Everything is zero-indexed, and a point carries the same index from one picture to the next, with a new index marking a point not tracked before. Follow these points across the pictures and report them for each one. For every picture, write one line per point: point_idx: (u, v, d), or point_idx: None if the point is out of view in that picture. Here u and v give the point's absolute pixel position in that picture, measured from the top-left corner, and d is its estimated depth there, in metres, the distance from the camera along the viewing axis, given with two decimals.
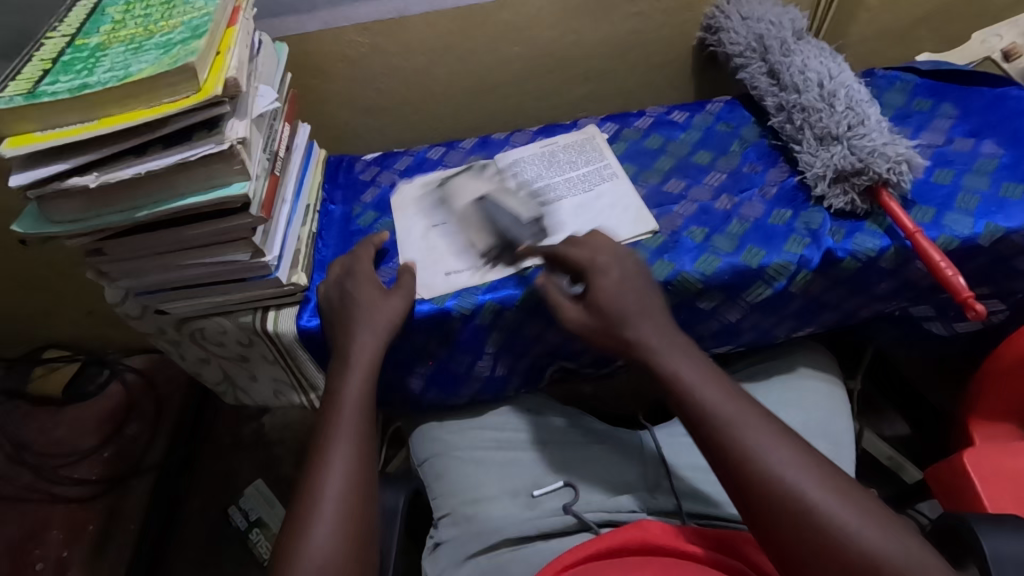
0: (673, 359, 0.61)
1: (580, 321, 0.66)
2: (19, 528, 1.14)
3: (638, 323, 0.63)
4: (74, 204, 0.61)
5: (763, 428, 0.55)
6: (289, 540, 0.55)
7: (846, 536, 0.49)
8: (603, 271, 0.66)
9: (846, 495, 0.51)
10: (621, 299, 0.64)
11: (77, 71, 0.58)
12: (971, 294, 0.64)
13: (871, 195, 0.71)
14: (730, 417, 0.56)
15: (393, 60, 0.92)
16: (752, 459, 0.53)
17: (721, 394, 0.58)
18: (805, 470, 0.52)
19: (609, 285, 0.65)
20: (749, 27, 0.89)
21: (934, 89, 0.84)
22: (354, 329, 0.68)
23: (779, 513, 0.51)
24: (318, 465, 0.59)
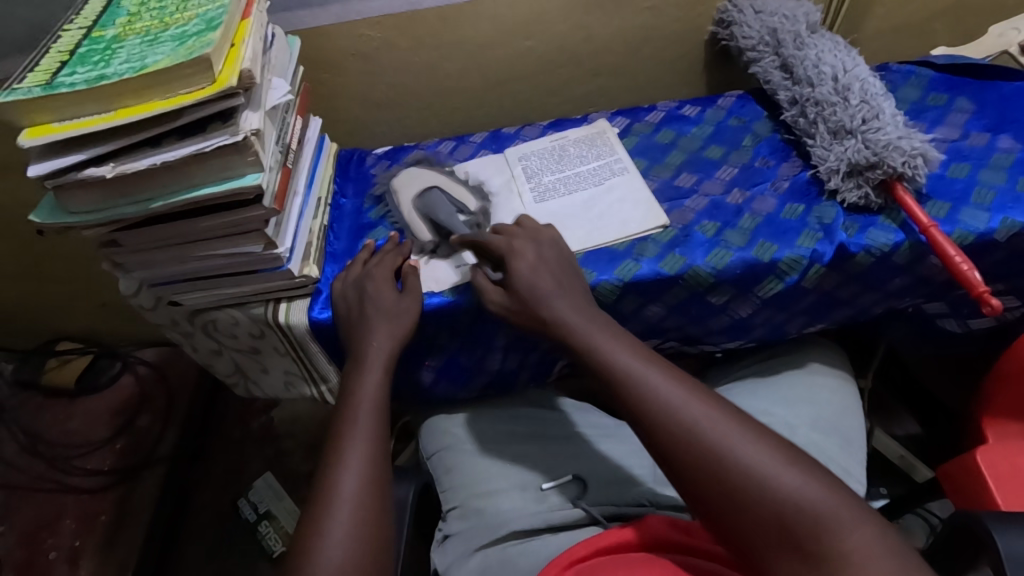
0: (591, 327, 0.60)
1: (501, 303, 0.66)
2: (32, 517, 1.16)
3: (547, 300, 0.63)
4: (90, 195, 0.61)
5: (675, 386, 0.54)
6: (307, 536, 0.55)
7: (761, 485, 0.47)
8: (519, 255, 0.66)
9: (764, 444, 0.50)
10: (531, 279, 0.64)
11: (94, 62, 0.59)
12: (987, 289, 0.63)
13: (885, 190, 0.71)
14: (643, 378, 0.55)
15: (405, 55, 0.92)
16: (664, 419, 0.52)
17: (636, 356, 0.57)
18: (719, 421, 0.51)
19: (524, 267, 0.65)
20: (762, 20, 0.88)
21: (949, 84, 0.83)
22: (371, 325, 0.69)
23: (691, 466, 0.50)
24: (335, 462, 0.59)
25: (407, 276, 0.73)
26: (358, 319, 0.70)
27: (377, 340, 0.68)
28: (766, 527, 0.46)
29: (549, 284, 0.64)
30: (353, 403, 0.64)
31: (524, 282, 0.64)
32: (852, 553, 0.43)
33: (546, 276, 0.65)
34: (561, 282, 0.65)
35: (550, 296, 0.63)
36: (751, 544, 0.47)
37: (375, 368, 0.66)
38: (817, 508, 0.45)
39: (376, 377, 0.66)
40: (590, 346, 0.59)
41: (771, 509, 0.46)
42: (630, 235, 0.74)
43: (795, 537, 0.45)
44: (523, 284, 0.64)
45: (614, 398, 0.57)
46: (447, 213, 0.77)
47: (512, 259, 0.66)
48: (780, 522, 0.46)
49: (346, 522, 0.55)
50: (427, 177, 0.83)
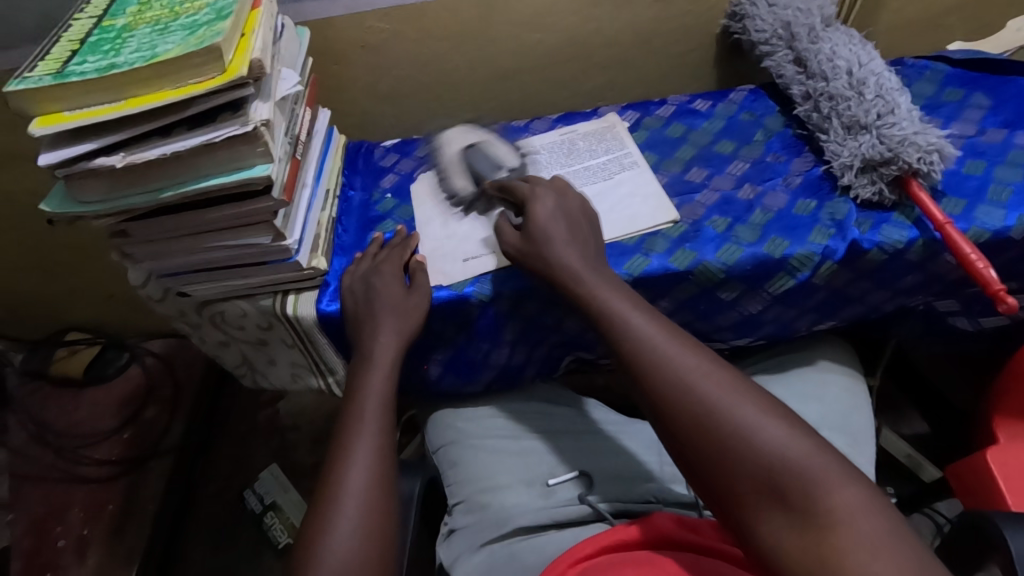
0: (596, 282, 0.61)
1: (515, 245, 0.67)
2: (41, 506, 1.17)
3: (555, 247, 0.64)
4: (100, 185, 0.61)
5: (673, 339, 0.55)
6: (314, 533, 0.55)
7: (747, 436, 0.47)
8: (540, 200, 0.68)
9: (754, 401, 0.49)
10: (546, 227, 0.65)
11: (104, 51, 0.59)
12: (1003, 287, 0.62)
13: (899, 186, 0.70)
14: (641, 329, 0.56)
15: (414, 47, 0.92)
16: (657, 367, 0.53)
17: (636, 311, 0.58)
18: (716, 377, 0.51)
19: (542, 212, 0.66)
20: (775, 13, 0.87)
21: (965, 79, 0.82)
22: (378, 320, 0.69)
23: (679, 415, 0.50)
24: (342, 459, 0.59)
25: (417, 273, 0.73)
26: (365, 314, 0.70)
27: (384, 335, 0.68)
28: (749, 478, 0.46)
29: (560, 233, 0.65)
30: (360, 398, 0.64)
31: (541, 226, 0.65)
32: (839, 510, 0.42)
33: (562, 225, 0.66)
34: (572, 231, 0.66)
35: (557, 246, 0.64)
36: (733, 495, 0.46)
37: (382, 364, 0.66)
38: (802, 464, 0.45)
39: (383, 373, 0.66)
40: (593, 300, 0.60)
41: (755, 460, 0.46)
42: (640, 230, 0.74)
43: (779, 488, 0.45)
44: (539, 229, 0.65)
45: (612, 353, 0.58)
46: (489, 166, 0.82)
47: (538, 198, 0.68)
48: (763, 473, 0.45)
49: (353, 518, 0.55)
50: (471, 137, 0.89)
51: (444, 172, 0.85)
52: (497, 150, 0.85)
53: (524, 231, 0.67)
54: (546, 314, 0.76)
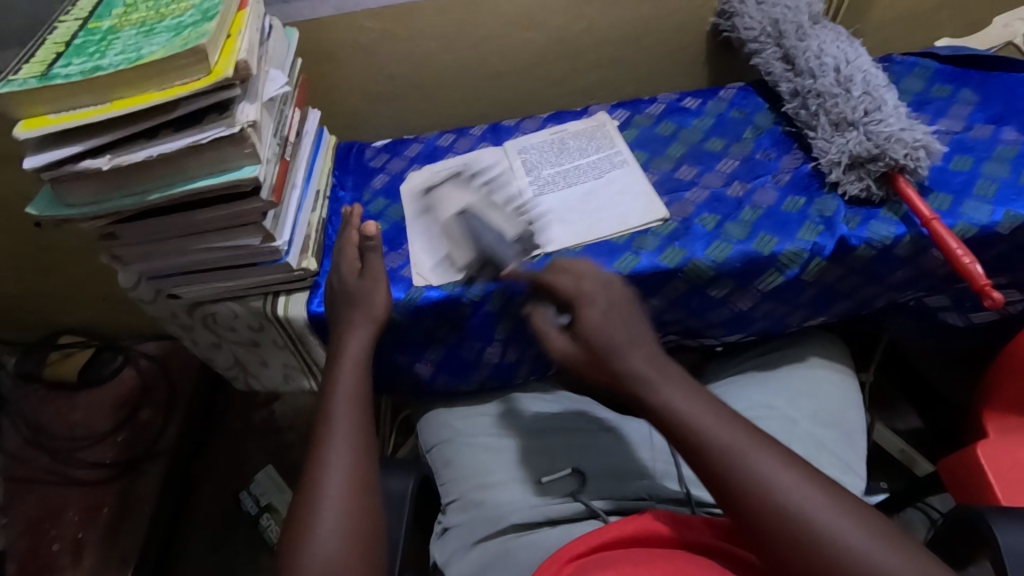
0: (662, 381, 0.56)
1: (565, 350, 0.61)
2: (35, 509, 1.17)
3: (620, 351, 0.57)
4: (87, 187, 0.61)
5: (762, 454, 0.51)
6: (298, 534, 0.55)
7: (858, 562, 0.46)
8: (590, 302, 0.61)
9: (859, 520, 0.48)
10: (603, 331, 0.58)
11: (89, 53, 0.59)
12: (989, 282, 0.63)
13: (887, 182, 0.70)
14: (730, 444, 0.51)
15: (404, 46, 0.92)
16: (756, 490, 0.49)
17: (714, 416, 0.53)
18: (810, 493, 0.49)
19: (596, 317, 0.59)
20: (764, 11, 0.87)
21: (953, 75, 0.82)
22: (365, 317, 0.69)
23: (784, 543, 0.48)
24: (322, 460, 0.59)
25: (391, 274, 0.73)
26: (351, 313, 0.70)
27: (371, 332, 0.68)
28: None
29: (622, 336, 0.58)
30: (341, 395, 0.64)
31: (593, 331, 0.59)
32: None
33: (620, 327, 0.59)
34: (630, 343, 0.58)
35: (624, 349, 0.58)
36: None
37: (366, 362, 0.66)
38: None
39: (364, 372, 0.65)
40: (665, 405, 0.55)
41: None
42: (630, 228, 0.74)
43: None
44: (594, 334, 0.58)
45: (694, 466, 0.53)
46: (492, 235, 0.72)
47: (584, 305, 0.60)
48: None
49: (335, 519, 0.55)
50: (465, 195, 0.79)
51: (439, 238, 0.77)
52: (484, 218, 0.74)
53: (574, 334, 0.61)
54: None
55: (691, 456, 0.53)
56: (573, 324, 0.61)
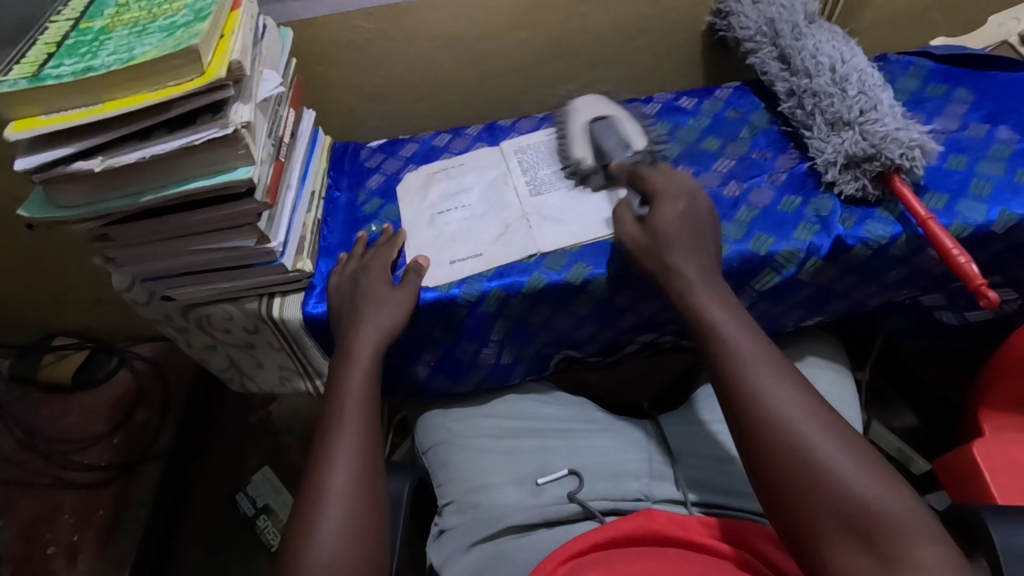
0: (700, 289, 0.61)
1: (632, 236, 0.67)
2: (30, 512, 1.16)
3: (673, 247, 0.63)
4: (79, 189, 0.61)
5: (775, 371, 0.54)
6: (299, 536, 0.55)
7: (837, 479, 0.48)
8: (670, 199, 0.66)
9: (850, 446, 0.50)
10: (671, 226, 0.64)
11: (81, 54, 0.58)
12: (984, 282, 0.63)
13: (882, 182, 0.70)
14: (747, 355, 0.56)
15: (399, 46, 0.92)
16: (756, 400, 0.53)
17: (740, 328, 0.58)
18: (807, 411, 0.52)
19: (670, 213, 0.65)
20: (760, 10, 0.87)
21: (948, 74, 0.82)
22: (361, 319, 0.68)
23: (770, 452, 0.51)
24: (324, 461, 0.59)
25: (402, 280, 0.72)
26: (348, 315, 0.70)
27: (367, 332, 0.67)
28: (837, 526, 0.46)
29: (686, 239, 0.64)
30: (343, 395, 0.64)
31: (663, 226, 0.64)
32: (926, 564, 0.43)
33: (687, 230, 0.64)
34: (694, 240, 0.64)
35: (679, 245, 0.63)
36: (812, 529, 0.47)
37: (361, 363, 0.65)
38: (894, 511, 0.46)
39: (362, 372, 0.65)
40: (697, 310, 0.60)
41: (846, 510, 0.46)
42: None
43: (869, 539, 0.45)
44: (663, 227, 0.64)
45: (709, 369, 0.58)
46: (615, 140, 0.77)
47: (660, 200, 0.66)
48: (853, 525, 0.46)
49: (337, 521, 0.55)
50: (604, 108, 0.82)
51: (567, 137, 0.82)
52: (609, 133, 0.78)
53: (645, 224, 0.66)
54: (532, 314, 0.76)
55: (709, 359, 0.58)
56: (646, 217, 0.66)
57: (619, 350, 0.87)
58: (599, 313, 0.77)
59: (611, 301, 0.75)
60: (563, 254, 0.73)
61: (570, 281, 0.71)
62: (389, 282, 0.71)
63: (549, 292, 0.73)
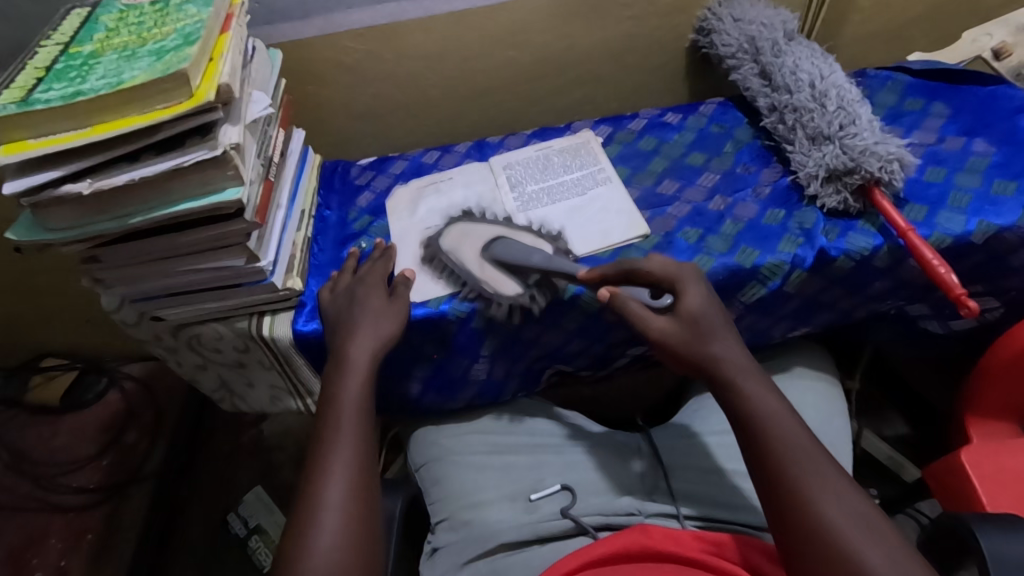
0: (744, 376, 0.59)
1: (664, 330, 0.62)
2: (16, 537, 1.14)
3: (718, 336, 0.60)
4: (67, 212, 0.61)
5: (820, 475, 0.52)
6: (292, 549, 0.54)
7: None
8: (690, 288, 0.63)
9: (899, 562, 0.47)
10: (707, 315, 0.61)
11: (70, 79, 0.59)
12: (964, 291, 0.64)
13: (863, 195, 0.72)
14: (794, 460, 0.53)
15: (388, 66, 0.93)
16: (806, 510, 0.51)
17: (785, 423, 0.55)
18: (857, 526, 0.49)
19: (699, 301, 0.62)
20: (741, 28, 0.89)
21: (926, 89, 0.84)
22: (354, 327, 0.68)
23: (820, 568, 0.49)
24: (318, 473, 0.58)
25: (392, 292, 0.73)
26: (338, 330, 0.69)
27: (360, 341, 0.67)
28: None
29: (720, 324, 0.61)
30: (337, 404, 0.63)
31: (695, 312, 0.61)
32: None
33: (715, 318, 0.61)
34: (732, 329, 0.61)
35: (722, 333, 0.61)
36: None
37: (356, 372, 0.65)
38: None
39: (357, 382, 0.65)
40: (741, 399, 0.57)
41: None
42: (614, 244, 0.75)
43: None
44: (700, 316, 0.61)
45: (751, 461, 0.56)
46: (585, 206, 0.77)
47: (686, 286, 0.63)
48: None
49: (332, 533, 0.54)
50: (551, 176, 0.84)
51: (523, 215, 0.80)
52: (522, 237, 0.74)
53: (675, 313, 0.62)
54: (522, 329, 0.76)
55: (752, 450, 0.55)
56: (675, 304, 0.63)
57: (610, 364, 0.87)
58: (589, 327, 0.78)
59: (601, 314, 0.75)
60: None
61: (559, 295, 0.72)
62: (382, 293, 0.72)
63: (538, 307, 0.73)
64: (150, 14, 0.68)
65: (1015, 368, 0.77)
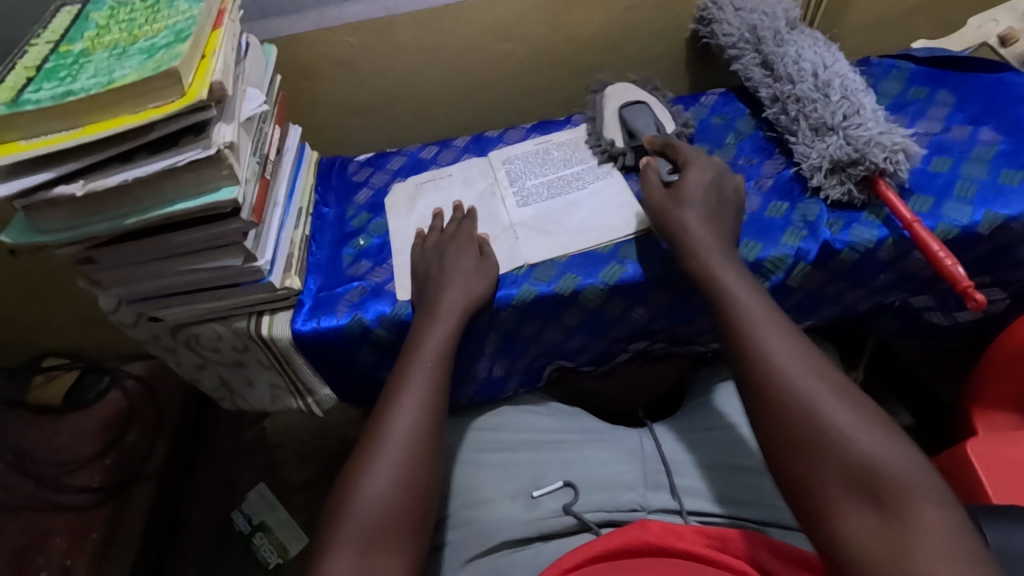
0: (717, 255, 0.63)
1: (658, 199, 0.69)
2: (21, 537, 1.14)
3: (696, 212, 0.66)
4: (62, 213, 0.60)
5: (784, 334, 0.56)
6: (351, 480, 0.57)
7: (838, 437, 0.48)
8: (697, 167, 0.69)
9: (853, 406, 0.50)
10: (698, 192, 0.67)
11: (60, 78, 0.58)
12: (971, 283, 0.63)
13: (868, 186, 0.71)
14: (756, 318, 0.58)
15: (384, 60, 0.92)
16: (766, 361, 0.54)
17: (751, 294, 0.60)
18: (815, 377, 0.52)
19: (698, 178, 0.68)
20: (741, 17, 0.88)
21: (931, 77, 0.83)
22: (446, 280, 0.69)
23: (779, 411, 0.52)
24: (392, 404, 0.62)
25: (482, 254, 0.73)
26: (428, 294, 0.69)
27: (452, 292, 0.68)
28: (843, 486, 0.46)
29: (708, 203, 0.66)
30: (419, 353, 0.65)
31: (692, 188, 0.67)
32: (927, 523, 0.43)
33: (711, 198, 0.67)
34: (715, 211, 0.66)
35: (699, 208, 0.66)
36: (814, 479, 0.48)
37: (444, 320, 0.67)
38: (899, 471, 0.46)
39: (445, 330, 0.66)
40: (712, 278, 0.62)
41: (850, 468, 0.47)
42: (568, 251, 0.73)
43: (873, 497, 0.45)
44: (692, 190, 0.67)
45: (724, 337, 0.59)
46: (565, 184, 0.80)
47: (692, 167, 0.69)
48: (859, 483, 0.46)
49: (388, 476, 0.57)
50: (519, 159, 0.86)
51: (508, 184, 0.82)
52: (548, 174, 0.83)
53: (672, 189, 0.69)
54: (523, 327, 0.76)
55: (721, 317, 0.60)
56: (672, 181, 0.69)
57: (612, 359, 0.87)
58: (591, 323, 0.77)
59: (602, 311, 0.75)
60: (552, 266, 0.73)
61: (560, 292, 0.71)
62: (475, 253, 0.72)
63: (539, 303, 0.72)
64: (140, 11, 0.67)
65: (1021, 358, 0.76)
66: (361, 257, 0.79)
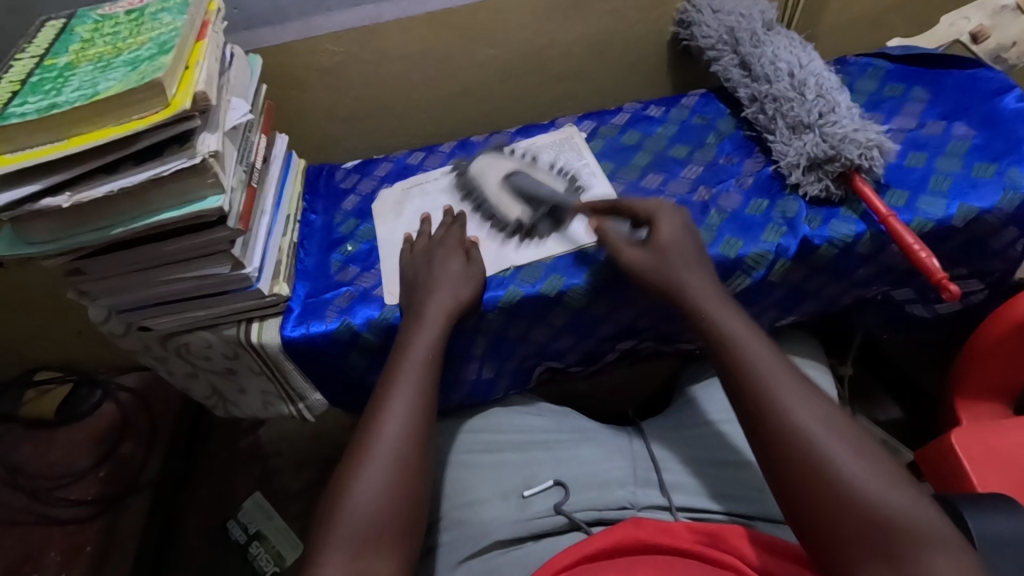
0: (730, 317, 0.60)
1: (638, 260, 0.67)
2: (15, 552, 1.13)
3: (689, 270, 0.64)
4: (49, 225, 0.61)
5: (785, 374, 0.55)
6: (340, 483, 0.58)
7: (845, 484, 0.48)
8: (665, 219, 0.68)
9: (861, 454, 0.50)
10: (678, 245, 0.66)
11: (45, 92, 0.59)
12: (946, 275, 0.64)
13: (845, 182, 0.72)
14: (758, 361, 0.56)
15: (369, 68, 0.93)
16: (773, 408, 0.53)
17: (749, 331, 0.59)
18: (825, 423, 0.52)
19: (670, 230, 0.67)
20: (720, 19, 0.89)
21: (905, 75, 0.84)
22: (433, 284, 0.70)
23: (789, 461, 0.51)
24: (381, 408, 0.62)
25: (469, 257, 0.74)
26: (416, 299, 0.70)
27: (439, 296, 0.69)
28: (860, 543, 0.46)
29: (688, 254, 0.66)
30: (407, 356, 0.66)
31: (666, 243, 0.66)
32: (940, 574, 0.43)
33: (688, 247, 0.66)
34: (692, 258, 0.66)
35: (690, 266, 0.65)
36: (837, 537, 0.47)
37: (431, 325, 0.67)
38: (915, 525, 0.45)
39: (431, 334, 0.67)
40: (729, 345, 0.58)
41: (869, 526, 0.46)
42: (551, 253, 0.74)
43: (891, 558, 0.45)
44: (669, 242, 0.66)
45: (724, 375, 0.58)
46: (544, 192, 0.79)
47: (660, 220, 0.68)
48: (874, 544, 0.46)
49: (377, 479, 0.57)
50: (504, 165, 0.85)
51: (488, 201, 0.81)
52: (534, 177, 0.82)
53: (647, 246, 0.67)
54: (510, 329, 0.77)
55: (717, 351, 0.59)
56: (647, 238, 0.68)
57: (600, 359, 0.88)
58: (576, 324, 0.78)
59: (588, 311, 0.76)
60: (537, 267, 0.74)
61: (546, 292, 0.72)
62: (462, 257, 0.73)
63: (526, 304, 0.73)
64: (124, 24, 0.68)
65: (1001, 347, 0.77)
66: (349, 262, 0.80)
